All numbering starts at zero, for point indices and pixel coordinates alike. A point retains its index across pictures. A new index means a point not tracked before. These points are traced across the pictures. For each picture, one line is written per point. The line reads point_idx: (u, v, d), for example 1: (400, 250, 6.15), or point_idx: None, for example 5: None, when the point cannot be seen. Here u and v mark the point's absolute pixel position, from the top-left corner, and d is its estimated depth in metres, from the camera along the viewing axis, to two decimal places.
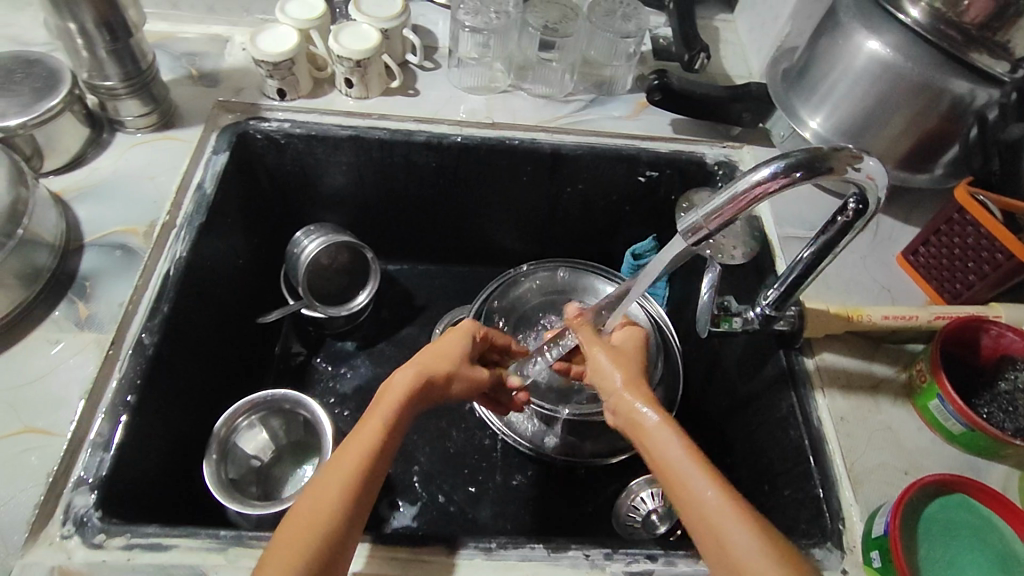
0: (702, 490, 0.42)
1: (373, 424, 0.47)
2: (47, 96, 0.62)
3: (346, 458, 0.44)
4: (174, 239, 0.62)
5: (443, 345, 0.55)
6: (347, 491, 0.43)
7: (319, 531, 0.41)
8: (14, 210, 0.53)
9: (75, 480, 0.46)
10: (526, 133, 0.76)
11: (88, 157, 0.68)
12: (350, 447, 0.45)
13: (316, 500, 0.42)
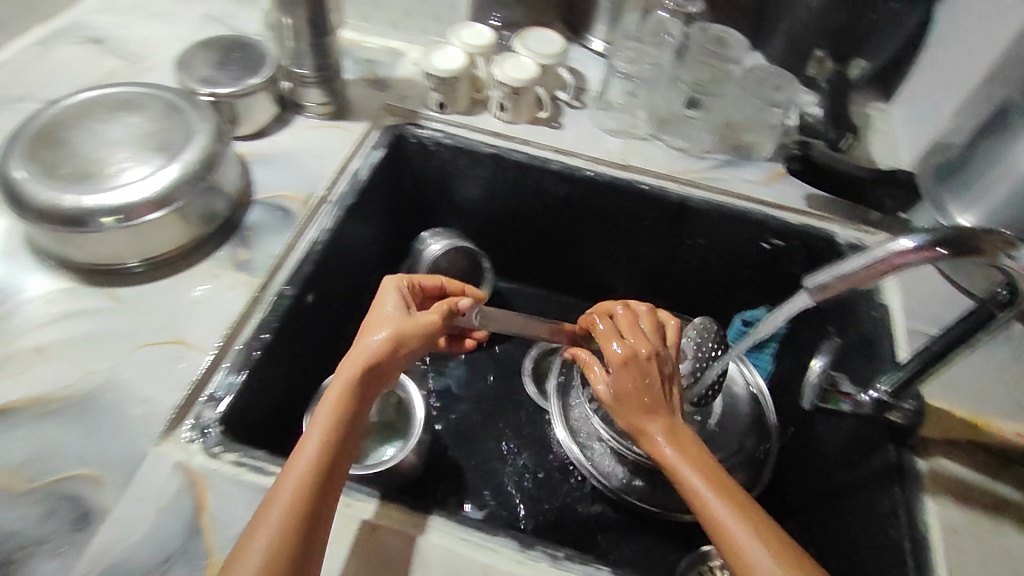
0: (727, 516, 0.45)
1: (332, 396, 0.47)
2: (254, 76, 0.72)
3: (308, 441, 0.44)
4: (325, 213, 0.68)
5: (372, 318, 0.53)
6: (314, 475, 0.43)
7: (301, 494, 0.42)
8: (211, 161, 0.62)
9: (208, 393, 0.53)
10: (658, 180, 0.78)
11: (270, 130, 0.77)
12: (314, 423, 0.45)
13: (269, 514, 0.41)
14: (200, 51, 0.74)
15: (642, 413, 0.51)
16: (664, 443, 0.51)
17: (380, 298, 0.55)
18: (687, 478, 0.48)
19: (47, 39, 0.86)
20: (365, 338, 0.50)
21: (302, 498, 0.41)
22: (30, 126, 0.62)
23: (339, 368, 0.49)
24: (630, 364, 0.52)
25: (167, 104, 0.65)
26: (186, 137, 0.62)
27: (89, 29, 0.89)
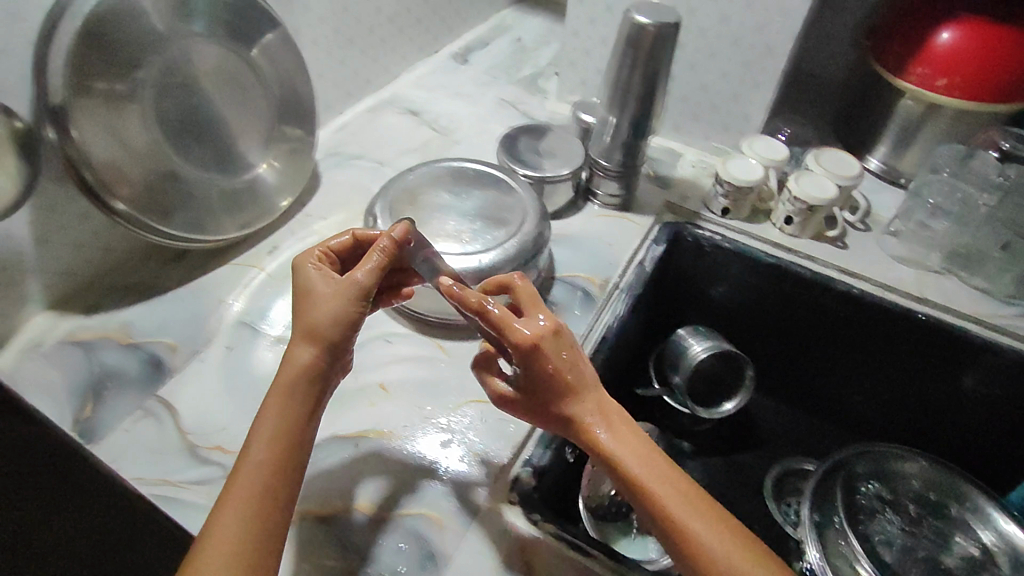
0: (658, 492, 0.43)
1: (276, 399, 0.44)
2: (568, 165, 0.79)
3: (246, 460, 0.41)
4: (616, 299, 0.72)
5: (304, 312, 0.46)
6: (256, 494, 0.40)
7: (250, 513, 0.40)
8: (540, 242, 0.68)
9: (525, 461, 0.56)
10: (957, 319, 0.74)
11: (565, 214, 0.82)
12: (251, 440, 0.42)
13: (204, 547, 0.38)
14: (520, 137, 0.84)
15: (534, 387, 0.47)
16: (584, 414, 0.46)
17: (302, 286, 0.48)
18: (640, 472, 0.44)
19: (375, 107, 0.98)
20: (297, 344, 0.45)
21: (257, 524, 0.39)
22: (387, 192, 0.70)
23: (277, 379, 0.44)
24: (530, 356, 0.45)
25: (500, 183, 0.73)
26: (521, 214, 0.69)
27: (407, 101, 1.00)
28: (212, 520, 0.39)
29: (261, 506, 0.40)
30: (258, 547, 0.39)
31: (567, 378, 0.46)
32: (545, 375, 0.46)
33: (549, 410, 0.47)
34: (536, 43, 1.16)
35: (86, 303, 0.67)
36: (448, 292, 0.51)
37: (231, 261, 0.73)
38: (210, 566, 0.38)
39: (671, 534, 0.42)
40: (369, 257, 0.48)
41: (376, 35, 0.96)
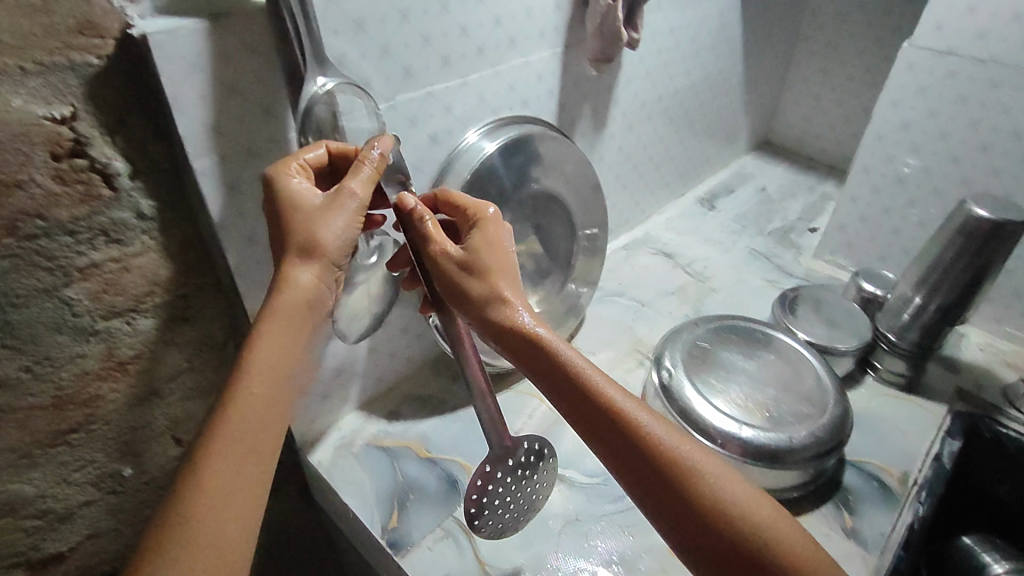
0: (653, 428, 0.42)
1: (275, 320, 0.42)
2: (855, 337, 0.75)
3: (241, 394, 0.40)
4: (915, 496, 0.65)
5: (290, 229, 0.43)
6: (255, 417, 0.40)
7: (240, 489, 0.38)
8: (843, 425, 0.65)
9: None
10: None
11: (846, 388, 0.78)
12: (246, 369, 0.41)
13: (212, 469, 0.38)
14: (796, 298, 0.82)
15: (461, 286, 0.50)
16: (541, 342, 0.48)
17: (292, 196, 0.43)
18: (629, 413, 0.43)
19: (630, 246, 1.02)
20: (296, 266, 0.43)
21: (252, 443, 0.39)
22: (680, 344, 0.72)
23: (276, 310, 0.43)
24: (470, 257, 0.50)
25: (795, 352, 0.72)
26: (823, 396, 0.67)
27: (659, 242, 1.03)
28: (213, 445, 0.38)
29: (253, 423, 0.40)
30: (253, 459, 0.39)
31: (506, 304, 0.49)
32: (478, 289, 0.50)
33: (471, 306, 0.50)
34: (779, 196, 1.17)
35: (386, 409, 0.72)
36: (414, 213, 0.49)
37: (514, 388, 0.76)
38: (218, 481, 0.37)
39: (684, 487, 0.40)
40: (306, 152, 0.45)
41: (644, 180, 1.01)
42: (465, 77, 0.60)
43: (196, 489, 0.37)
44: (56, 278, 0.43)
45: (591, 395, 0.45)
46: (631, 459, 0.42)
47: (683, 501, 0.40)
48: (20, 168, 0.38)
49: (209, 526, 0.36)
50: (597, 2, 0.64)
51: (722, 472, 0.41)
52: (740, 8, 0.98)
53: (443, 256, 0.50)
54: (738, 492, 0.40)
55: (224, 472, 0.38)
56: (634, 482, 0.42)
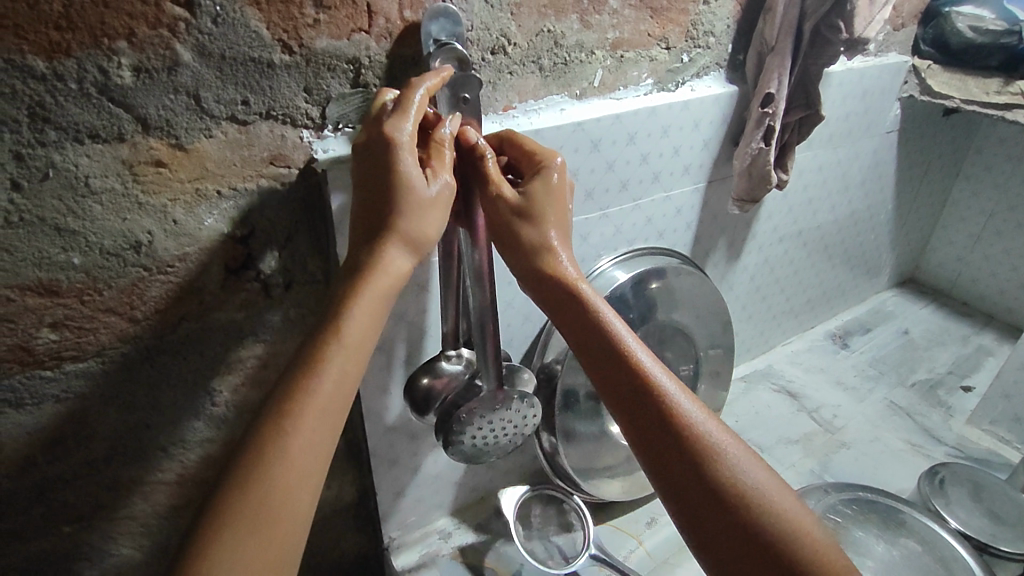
0: (709, 434, 0.41)
1: (371, 292, 0.38)
2: None
3: (328, 372, 0.36)
4: None
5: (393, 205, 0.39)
6: (333, 402, 0.36)
7: (303, 486, 0.34)
8: None
9: None
10: None
11: None
12: (334, 347, 0.36)
13: (289, 448, 0.34)
14: (951, 477, 0.72)
15: (521, 239, 0.44)
16: (594, 314, 0.44)
17: (397, 167, 0.38)
18: (663, 393, 0.42)
19: (750, 378, 0.96)
20: (394, 249, 0.39)
21: (322, 423, 0.35)
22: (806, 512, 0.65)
23: (377, 284, 0.38)
24: (530, 204, 0.44)
25: (950, 547, 0.62)
26: None
27: (783, 378, 0.96)
28: (286, 426, 0.34)
29: (329, 409, 0.36)
30: (323, 444, 0.35)
31: (565, 266, 0.45)
32: (534, 239, 0.44)
33: (524, 260, 0.45)
34: (925, 342, 1.06)
35: (475, 520, 0.70)
36: (477, 150, 0.45)
37: (612, 522, 0.72)
38: (287, 464, 0.34)
39: (704, 472, 0.40)
40: (409, 113, 0.39)
41: (772, 310, 0.96)
42: (605, 209, 0.61)
43: (276, 487, 0.34)
44: (205, 371, 0.46)
45: (647, 388, 0.42)
46: (681, 461, 0.40)
47: (732, 512, 0.38)
48: (199, 276, 0.42)
49: (275, 518, 0.33)
50: (748, 145, 0.64)
51: (775, 488, 0.39)
52: (896, 146, 0.93)
53: (499, 198, 0.44)
54: (794, 516, 0.39)
55: (294, 458, 0.34)
56: (676, 482, 0.40)
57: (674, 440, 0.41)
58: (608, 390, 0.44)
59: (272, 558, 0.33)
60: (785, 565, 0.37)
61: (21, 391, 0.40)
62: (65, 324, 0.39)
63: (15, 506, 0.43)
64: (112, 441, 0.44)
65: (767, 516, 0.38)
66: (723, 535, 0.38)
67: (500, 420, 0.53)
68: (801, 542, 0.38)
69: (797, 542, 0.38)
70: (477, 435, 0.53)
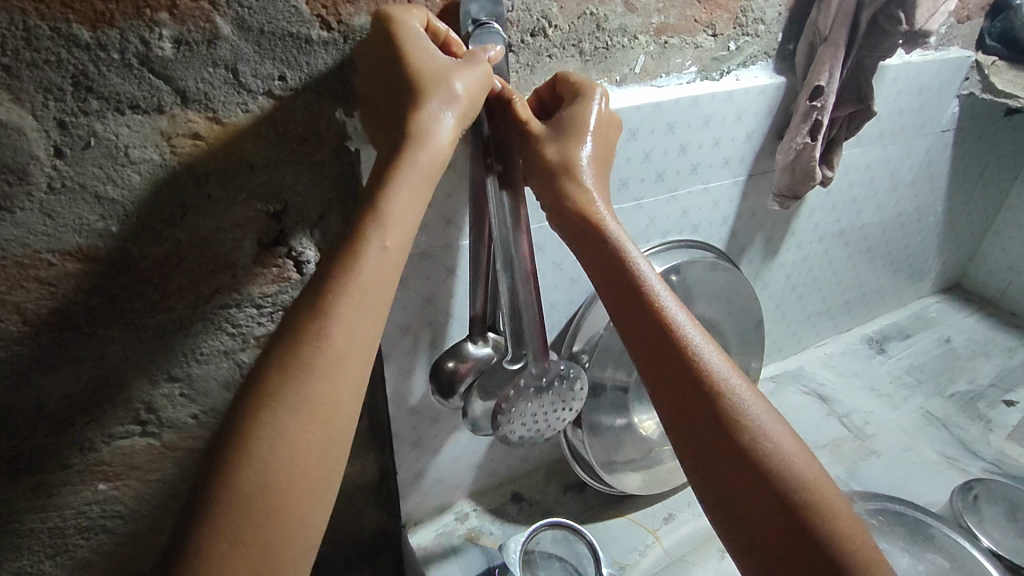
0: (729, 384, 0.39)
1: (411, 171, 0.36)
2: None
3: (366, 258, 0.34)
4: None
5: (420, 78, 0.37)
6: (375, 285, 0.34)
7: (339, 376, 0.32)
8: None
9: None
10: None
11: None
12: (374, 228, 0.34)
13: (325, 335, 0.32)
14: (986, 496, 0.70)
15: (550, 161, 0.44)
16: (619, 247, 0.43)
17: (410, 42, 0.38)
18: (688, 337, 0.41)
19: (779, 378, 0.94)
20: (434, 116, 0.37)
21: (364, 311, 0.33)
22: None
23: (416, 160, 0.36)
24: (563, 131, 0.44)
25: (980, 567, 0.60)
26: None
27: (814, 381, 0.94)
28: (324, 314, 0.32)
29: (370, 297, 0.34)
30: (365, 333, 0.33)
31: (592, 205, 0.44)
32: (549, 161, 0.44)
33: (550, 189, 0.44)
34: (968, 352, 1.02)
35: (493, 503, 0.71)
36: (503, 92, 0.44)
37: (630, 516, 0.71)
38: (327, 353, 0.32)
39: (724, 423, 0.38)
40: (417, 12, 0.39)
41: (807, 310, 0.93)
42: (639, 200, 0.59)
43: (310, 373, 0.32)
44: (235, 343, 0.47)
45: (668, 329, 0.41)
46: (695, 404, 0.39)
47: (744, 461, 0.37)
48: (232, 250, 0.43)
49: (318, 399, 0.32)
50: (793, 139, 0.61)
51: (790, 443, 0.38)
52: (950, 146, 0.89)
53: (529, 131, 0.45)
54: (812, 475, 0.37)
55: (335, 345, 0.32)
56: (690, 428, 0.39)
57: (695, 386, 0.39)
58: (632, 329, 0.42)
59: (317, 446, 0.31)
60: (791, 518, 0.36)
61: (59, 353, 0.41)
62: (101, 289, 0.40)
63: (52, 463, 0.45)
64: (145, 404, 0.46)
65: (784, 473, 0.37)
66: (734, 485, 0.37)
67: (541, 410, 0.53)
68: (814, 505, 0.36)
69: (809, 500, 0.36)
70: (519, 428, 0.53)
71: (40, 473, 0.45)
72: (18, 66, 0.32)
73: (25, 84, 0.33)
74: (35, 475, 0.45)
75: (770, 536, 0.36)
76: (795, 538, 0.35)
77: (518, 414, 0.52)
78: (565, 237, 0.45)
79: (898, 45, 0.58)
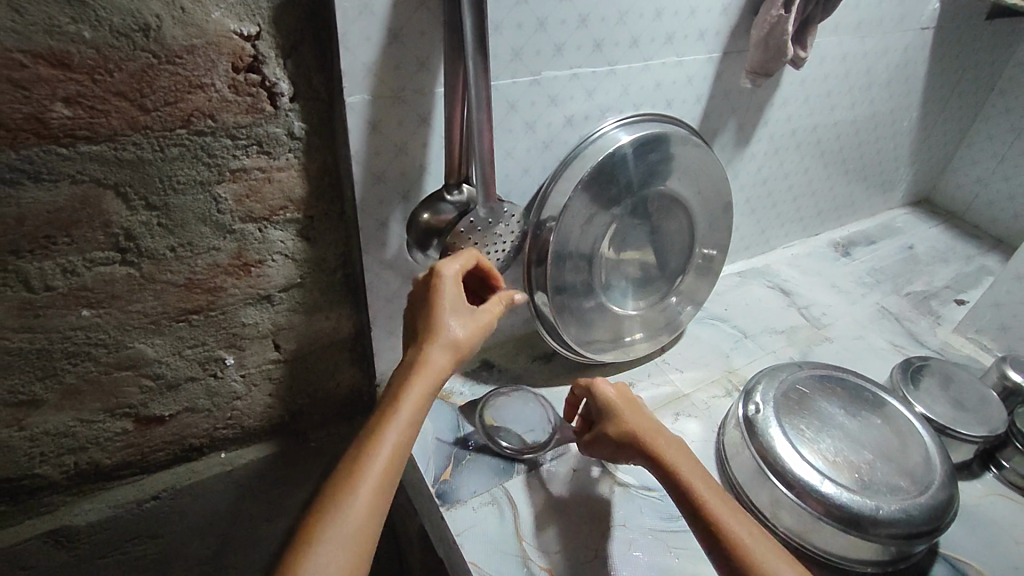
0: (732, 523, 0.49)
1: (419, 383, 0.46)
2: (984, 425, 0.68)
3: (385, 436, 0.44)
4: None
5: (435, 320, 0.49)
6: (393, 459, 0.43)
7: (363, 523, 0.40)
8: (945, 507, 0.59)
9: None
10: None
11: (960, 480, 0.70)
12: (392, 419, 0.44)
13: (355, 488, 0.41)
14: (923, 372, 0.75)
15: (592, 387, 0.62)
16: (642, 426, 0.57)
17: (443, 290, 0.50)
18: (696, 489, 0.52)
19: (746, 274, 0.98)
20: (437, 348, 0.48)
21: (387, 475, 0.43)
22: (778, 383, 0.69)
23: (422, 372, 0.47)
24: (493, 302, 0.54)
25: (909, 424, 0.66)
26: (929, 473, 0.61)
27: (779, 277, 0.98)
28: (355, 476, 0.42)
29: (391, 465, 0.43)
30: (386, 491, 0.42)
31: (618, 416, 0.59)
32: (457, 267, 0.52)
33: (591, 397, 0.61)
34: (928, 258, 1.06)
35: (466, 370, 0.75)
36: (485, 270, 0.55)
37: None
38: (362, 509, 0.41)
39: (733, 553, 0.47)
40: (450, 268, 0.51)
41: (777, 209, 0.96)
42: (613, 65, 0.60)
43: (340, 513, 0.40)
44: (211, 175, 0.48)
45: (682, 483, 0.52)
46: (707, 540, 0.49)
47: None
48: (205, 72, 0.43)
49: (353, 540, 0.40)
50: (767, 12, 0.62)
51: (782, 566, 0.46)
52: (928, 48, 0.90)
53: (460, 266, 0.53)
54: None
55: (361, 509, 0.41)
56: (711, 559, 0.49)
57: (708, 527, 0.49)
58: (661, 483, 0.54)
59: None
60: None
61: (37, 166, 0.42)
62: (77, 102, 0.41)
63: (36, 281, 0.47)
64: (124, 231, 0.48)
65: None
66: None
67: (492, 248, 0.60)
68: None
69: None
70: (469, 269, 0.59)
71: (26, 291, 0.47)
72: None
73: None
74: (20, 291, 0.47)
75: None
76: None
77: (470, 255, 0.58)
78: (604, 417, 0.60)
79: None
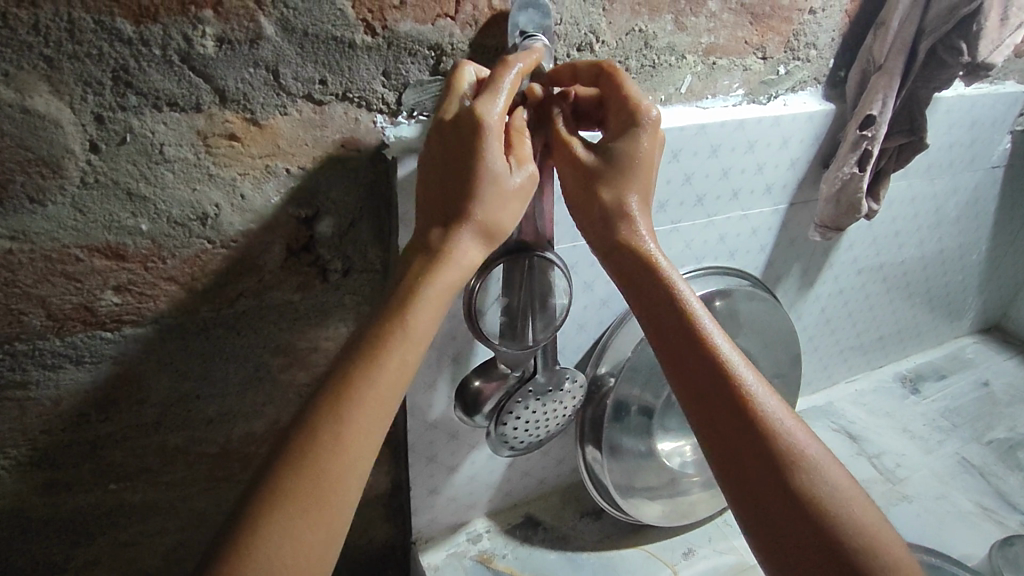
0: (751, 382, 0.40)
1: (435, 289, 0.38)
2: None
3: (387, 361, 0.36)
4: None
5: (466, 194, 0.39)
6: (387, 392, 0.35)
7: (336, 467, 0.33)
8: None
9: None
10: None
11: None
12: (397, 341, 0.36)
13: (338, 427, 0.34)
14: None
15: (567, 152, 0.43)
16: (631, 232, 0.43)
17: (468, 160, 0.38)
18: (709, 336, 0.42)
19: (807, 413, 0.91)
20: (465, 237, 0.39)
21: (384, 400, 0.35)
22: None
23: (440, 276, 0.38)
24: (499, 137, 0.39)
25: None
26: None
27: (844, 417, 0.91)
28: (341, 415, 0.34)
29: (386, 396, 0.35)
30: (378, 427, 0.35)
31: (617, 187, 0.43)
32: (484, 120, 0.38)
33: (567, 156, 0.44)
34: (1007, 397, 0.98)
35: (509, 525, 0.69)
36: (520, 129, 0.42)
37: (647, 548, 0.68)
38: (329, 462, 0.33)
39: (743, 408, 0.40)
40: (500, 94, 0.38)
41: (839, 345, 0.90)
42: (676, 222, 0.58)
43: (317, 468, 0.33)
44: (256, 348, 0.46)
45: (690, 330, 0.42)
46: (715, 394, 0.40)
47: (764, 449, 0.39)
48: (260, 254, 0.42)
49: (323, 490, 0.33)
50: (839, 169, 0.59)
51: (797, 429, 0.39)
52: (999, 183, 0.86)
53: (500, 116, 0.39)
54: (815, 456, 0.39)
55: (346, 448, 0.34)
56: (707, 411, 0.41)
57: (712, 376, 0.41)
58: (648, 322, 0.44)
59: (319, 530, 0.32)
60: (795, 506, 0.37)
61: (80, 350, 0.40)
62: (127, 289, 0.39)
63: (65, 458, 0.44)
64: (160, 407, 0.45)
65: (803, 473, 0.38)
66: (751, 474, 0.38)
67: (548, 414, 0.56)
68: (834, 507, 0.37)
69: (813, 492, 0.37)
70: (518, 427, 0.55)
71: (55, 469, 0.44)
72: (59, 58, 0.32)
73: (65, 77, 0.32)
74: (47, 470, 0.44)
75: (769, 525, 0.37)
76: (800, 523, 0.37)
77: (519, 415, 0.54)
78: (575, 211, 0.45)
79: (956, 76, 0.55)
